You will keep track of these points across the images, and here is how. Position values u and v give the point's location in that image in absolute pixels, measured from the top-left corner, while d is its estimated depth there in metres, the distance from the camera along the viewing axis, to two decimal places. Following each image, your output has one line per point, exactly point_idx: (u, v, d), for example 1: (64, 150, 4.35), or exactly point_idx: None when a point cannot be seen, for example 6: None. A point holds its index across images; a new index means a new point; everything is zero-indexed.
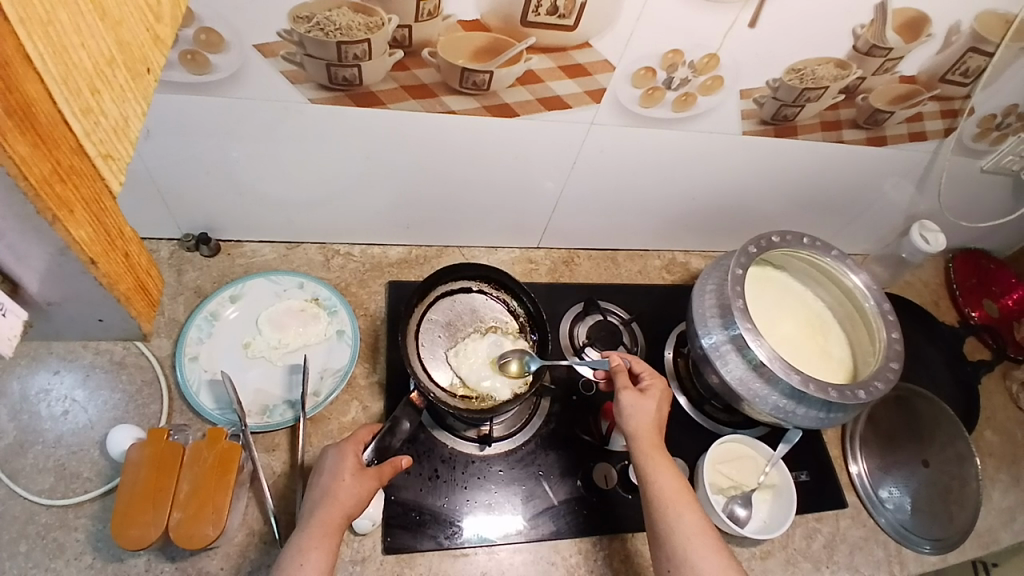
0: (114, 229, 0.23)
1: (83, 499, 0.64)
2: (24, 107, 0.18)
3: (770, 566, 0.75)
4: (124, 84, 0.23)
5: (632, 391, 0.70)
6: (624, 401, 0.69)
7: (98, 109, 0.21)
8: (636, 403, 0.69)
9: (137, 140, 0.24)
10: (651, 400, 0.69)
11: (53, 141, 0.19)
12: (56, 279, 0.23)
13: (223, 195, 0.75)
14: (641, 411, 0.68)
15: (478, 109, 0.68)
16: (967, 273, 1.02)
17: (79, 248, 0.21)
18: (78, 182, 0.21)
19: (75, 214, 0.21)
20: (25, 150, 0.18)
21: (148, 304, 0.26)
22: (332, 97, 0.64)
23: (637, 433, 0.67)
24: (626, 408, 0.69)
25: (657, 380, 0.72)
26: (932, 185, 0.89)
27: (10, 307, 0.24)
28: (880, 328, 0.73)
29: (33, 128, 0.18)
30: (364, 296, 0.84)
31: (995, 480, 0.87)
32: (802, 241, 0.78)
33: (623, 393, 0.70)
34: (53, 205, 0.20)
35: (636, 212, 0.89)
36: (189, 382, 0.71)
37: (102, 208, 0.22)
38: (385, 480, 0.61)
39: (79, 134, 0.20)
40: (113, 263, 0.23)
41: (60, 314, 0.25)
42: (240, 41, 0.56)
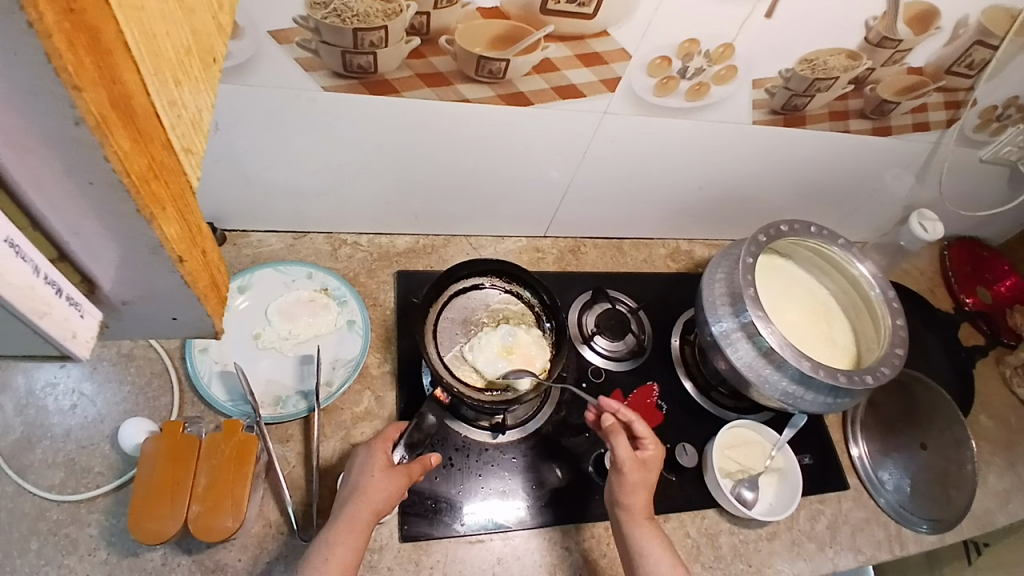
0: (195, 226, 0.24)
1: (95, 494, 0.63)
2: (123, 99, 0.18)
3: (776, 547, 0.77)
4: (197, 76, 0.23)
5: (638, 463, 0.69)
6: (619, 477, 0.68)
7: (180, 101, 0.22)
8: (633, 480, 0.68)
9: (207, 133, 0.24)
10: (653, 471, 0.69)
11: (147, 134, 0.20)
12: (131, 276, 0.23)
13: (231, 184, 0.74)
14: (644, 485, 0.68)
15: (493, 98, 0.68)
16: (961, 261, 1.05)
17: (170, 245, 0.22)
18: (166, 178, 0.21)
19: (166, 211, 0.21)
20: (126, 145, 0.19)
21: (220, 302, 0.27)
22: (346, 84, 0.63)
23: (630, 508, 0.67)
24: (622, 485, 0.68)
25: (654, 451, 0.70)
26: (932, 175, 0.91)
27: (86, 308, 0.23)
28: (884, 316, 0.75)
29: (130, 122, 0.19)
30: (373, 286, 0.83)
31: (991, 463, 0.90)
32: (809, 230, 0.79)
33: (630, 468, 0.68)
34: (149, 202, 0.20)
35: (643, 201, 0.89)
36: (199, 375, 0.70)
37: (186, 205, 0.23)
38: (414, 479, 0.61)
39: (166, 126, 0.21)
40: (195, 261, 0.24)
41: (133, 313, 0.25)
42: (255, 27, 0.55)
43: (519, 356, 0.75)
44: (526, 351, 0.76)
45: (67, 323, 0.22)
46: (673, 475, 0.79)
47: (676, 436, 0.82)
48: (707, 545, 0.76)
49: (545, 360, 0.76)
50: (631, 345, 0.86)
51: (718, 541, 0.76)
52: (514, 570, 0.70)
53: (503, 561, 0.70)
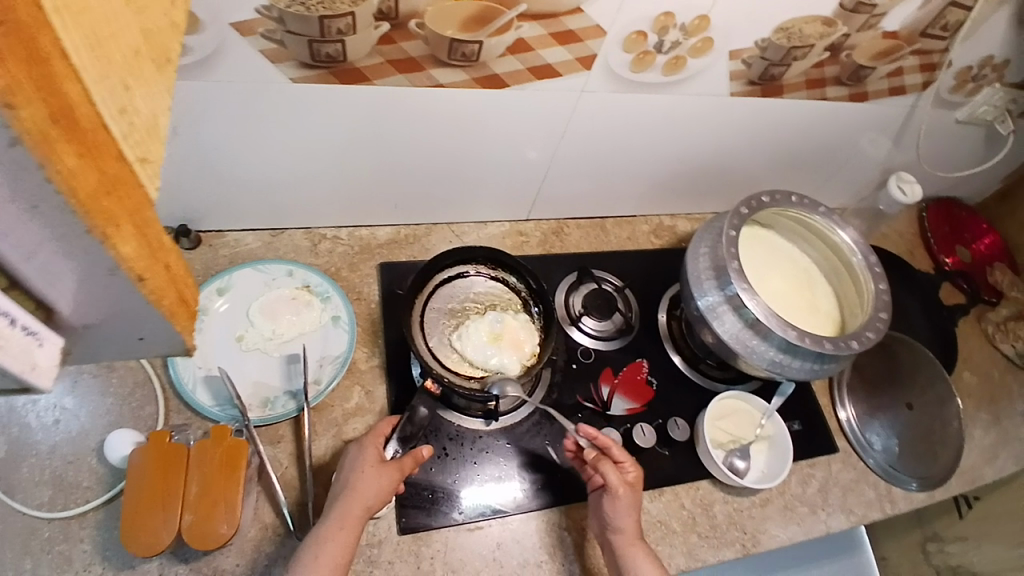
0: (157, 241, 0.22)
1: (86, 509, 0.61)
2: (65, 112, 0.17)
3: (769, 513, 0.79)
4: (149, 78, 0.22)
5: (626, 485, 0.69)
6: (613, 502, 0.68)
7: (132, 107, 0.21)
8: (627, 504, 0.68)
9: (165, 138, 0.23)
10: (638, 492, 0.70)
11: (95, 150, 0.18)
12: (91, 297, 0.22)
13: (203, 184, 0.72)
14: (633, 506, 0.69)
15: (468, 81, 0.66)
16: (940, 221, 1.06)
17: (129, 265, 0.21)
18: (121, 193, 0.20)
19: (122, 229, 0.20)
20: (71, 162, 0.17)
21: (189, 317, 0.26)
22: (315, 74, 0.61)
23: (626, 532, 0.67)
24: (618, 511, 0.68)
25: (637, 472, 0.71)
26: (908, 139, 0.91)
27: (47, 336, 0.22)
28: (868, 281, 0.76)
29: (75, 139, 0.18)
30: (356, 280, 0.82)
31: (975, 419, 0.93)
32: (790, 199, 0.79)
33: (620, 490, 0.68)
34: (102, 222, 0.19)
35: (624, 178, 0.88)
36: (183, 381, 0.68)
37: (144, 220, 0.21)
38: (407, 472, 0.61)
39: (117, 137, 0.20)
40: (158, 278, 0.23)
41: (97, 335, 0.24)
42: (216, 19, 0.53)
43: (508, 341, 0.75)
44: (514, 336, 0.75)
45: (27, 356, 0.21)
46: (667, 449, 0.80)
47: (667, 411, 0.82)
48: (703, 515, 0.77)
49: (534, 344, 0.76)
50: (618, 324, 0.86)
51: (713, 511, 0.78)
52: (515, 553, 0.70)
53: (503, 546, 0.70)
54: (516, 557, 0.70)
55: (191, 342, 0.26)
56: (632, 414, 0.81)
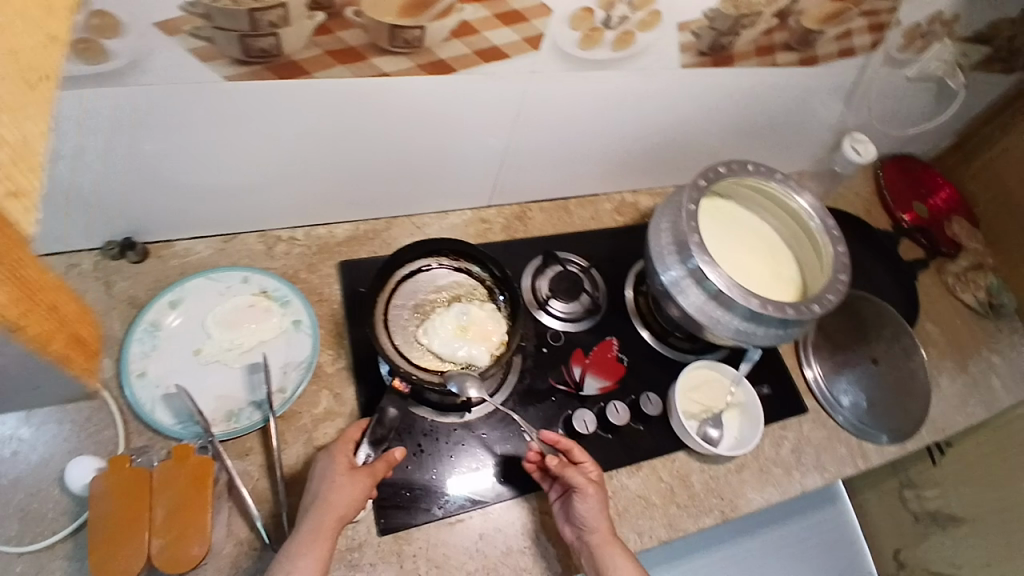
0: None
1: (55, 541, 0.60)
2: None
3: (745, 478, 0.80)
4: None
5: (593, 485, 0.69)
6: (586, 503, 0.68)
7: None
8: (598, 502, 0.69)
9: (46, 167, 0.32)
10: (604, 489, 0.71)
11: None
12: None
13: (145, 195, 0.69)
14: (603, 504, 0.69)
15: (413, 69, 0.64)
16: (896, 178, 1.07)
17: None
18: None
19: None
20: None
21: None
22: (250, 71, 0.59)
23: (604, 530, 0.67)
24: (593, 511, 0.68)
25: (597, 470, 0.72)
26: (860, 99, 0.91)
27: None
28: (825, 244, 0.77)
29: None
30: (316, 281, 0.80)
31: (941, 369, 0.95)
32: (746, 168, 0.79)
33: (588, 490, 0.68)
34: None
35: (583, 158, 0.87)
36: (141, 402, 0.67)
37: None
38: (380, 476, 0.61)
39: None
40: None
41: None
42: (137, 21, 0.51)
43: (475, 333, 0.74)
44: (481, 326, 0.74)
45: None
46: (641, 425, 0.80)
47: (640, 387, 0.83)
48: (681, 486, 0.78)
49: (501, 333, 0.75)
50: (586, 305, 0.86)
51: (690, 481, 0.79)
52: (498, 542, 0.70)
53: (486, 536, 0.70)
54: (499, 545, 0.70)
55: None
56: (606, 393, 0.81)
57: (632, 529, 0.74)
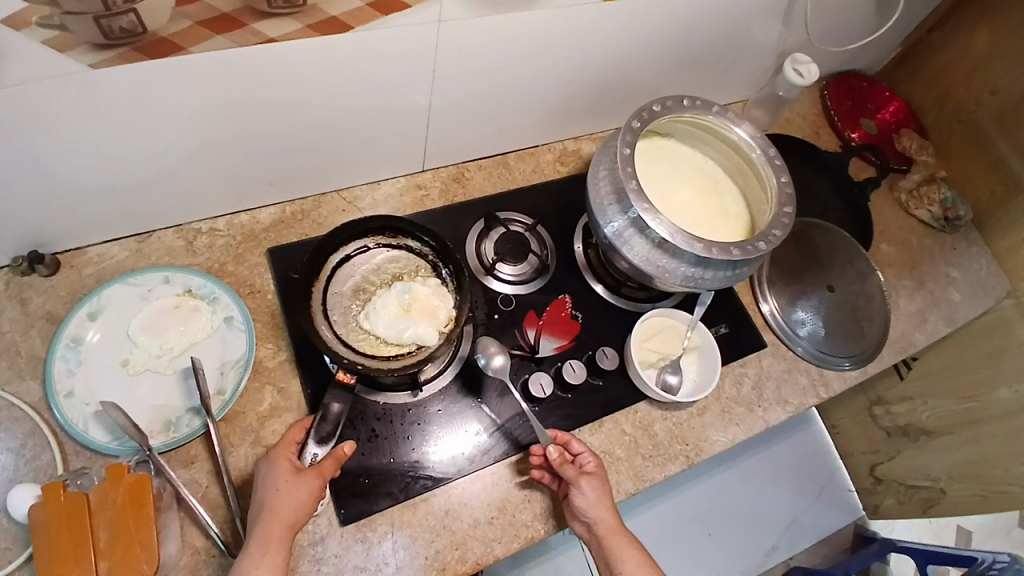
0: None
1: (8, 571, 0.59)
2: None
3: (709, 420, 0.80)
4: None
5: (588, 479, 0.68)
6: (582, 498, 0.68)
7: None
8: (595, 495, 0.68)
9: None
10: (602, 481, 0.69)
11: None
12: None
13: (41, 206, 0.64)
14: (600, 499, 0.68)
15: (303, 30, 0.58)
16: (842, 96, 1.05)
17: None
18: None
19: None
20: None
21: None
22: (116, 55, 0.53)
23: (605, 520, 0.68)
24: (590, 503, 0.67)
25: (595, 459, 0.71)
26: (797, 17, 0.86)
27: None
28: (769, 176, 0.74)
29: None
30: (245, 272, 0.76)
31: (899, 287, 0.95)
32: (682, 104, 0.74)
33: (581, 487, 0.68)
34: None
35: (514, 110, 0.82)
36: (72, 422, 0.63)
37: None
38: (326, 476, 0.60)
39: None
40: None
41: None
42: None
43: (420, 310, 0.71)
44: (426, 303, 0.71)
45: None
46: (599, 380, 0.79)
47: (596, 342, 0.81)
48: (645, 437, 0.78)
49: (448, 308, 0.72)
50: (534, 265, 0.83)
51: (653, 430, 0.78)
52: (464, 516, 0.70)
53: (451, 512, 0.70)
54: (465, 519, 0.70)
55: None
56: (561, 351, 0.79)
57: None
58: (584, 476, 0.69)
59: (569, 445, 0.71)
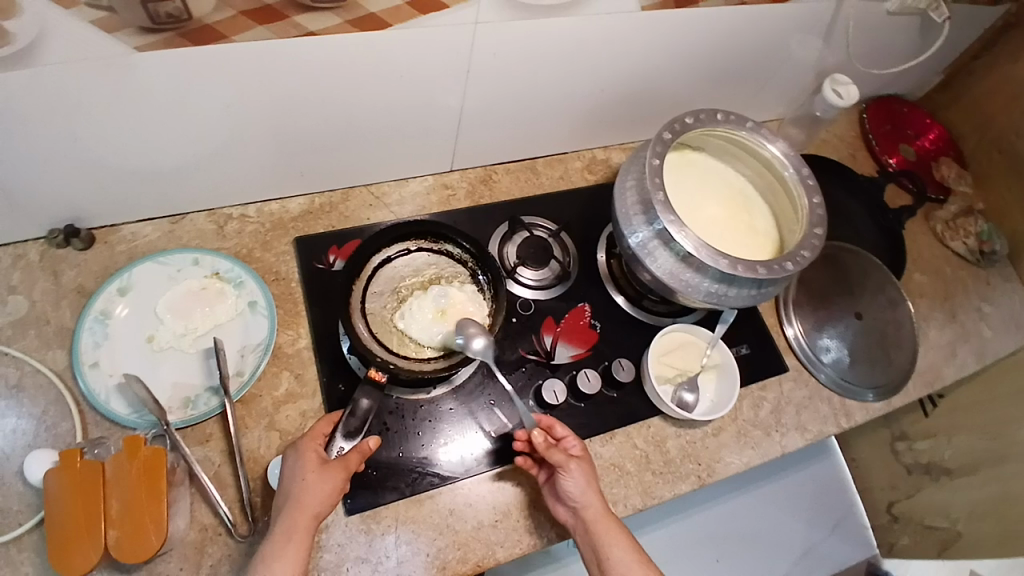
0: None
1: (20, 533, 0.60)
2: None
3: (724, 441, 0.79)
4: None
5: (574, 460, 0.67)
6: (571, 480, 0.66)
7: None
8: (584, 477, 0.67)
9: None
10: (587, 464, 0.68)
11: None
12: None
13: (79, 181, 0.66)
14: (587, 481, 0.67)
15: (342, 26, 0.60)
16: (881, 120, 1.03)
17: None
18: None
19: None
20: None
21: None
22: (161, 39, 0.54)
23: (594, 503, 0.66)
24: (579, 486, 0.66)
25: (580, 443, 0.70)
26: (839, 36, 0.85)
27: None
28: (802, 197, 0.73)
29: None
30: (271, 259, 0.77)
31: (930, 319, 0.92)
32: (716, 118, 0.74)
33: (568, 468, 0.66)
34: None
35: (544, 115, 0.82)
36: (95, 393, 0.65)
37: None
38: (351, 470, 0.61)
39: None
40: None
41: None
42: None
43: (455, 316, 0.72)
44: (462, 310, 0.72)
45: None
46: (614, 391, 0.78)
47: (613, 353, 0.80)
48: (657, 452, 0.76)
49: (483, 316, 0.73)
50: (556, 271, 0.83)
51: (666, 447, 0.77)
52: (469, 517, 0.70)
53: (456, 511, 0.69)
54: (470, 521, 0.69)
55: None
56: (578, 359, 0.79)
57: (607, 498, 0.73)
58: (568, 457, 0.67)
59: (552, 429, 0.70)
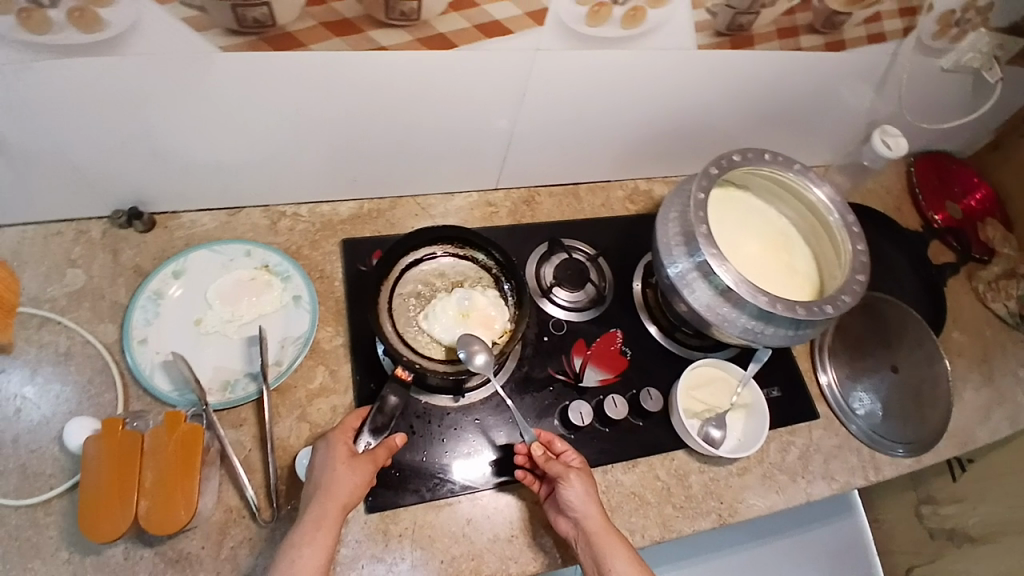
0: None
1: (51, 496, 0.62)
2: None
3: (748, 482, 0.78)
4: None
5: (573, 472, 0.68)
6: (571, 490, 0.66)
7: None
8: (584, 487, 0.67)
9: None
10: (587, 477, 0.69)
11: None
12: None
13: (150, 166, 0.70)
14: (587, 493, 0.67)
15: (411, 43, 0.63)
16: (928, 176, 1.03)
17: None
18: None
19: None
20: None
21: None
22: (244, 42, 0.58)
23: (594, 514, 0.66)
24: (579, 497, 0.66)
25: (580, 457, 0.71)
26: (891, 88, 0.86)
27: None
28: (845, 242, 0.73)
29: None
30: (318, 258, 0.80)
31: (966, 379, 0.91)
32: (763, 158, 0.75)
33: (566, 479, 0.67)
34: None
35: (592, 142, 0.85)
36: (141, 367, 0.68)
37: None
38: (380, 464, 0.63)
39: None
40: None
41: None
42: None
43: (477, 319, 0.73)
44: (483, 313, 0.73)
45: None
46: (640, 420, 0.78)
47: (642, 381, 0.80)
48: (678, 486, 0.76)
49: (505, 320, 0.74)
50: (591, 294, 0.84)
51: (689, 481, 0.76)
52: (486, 529, 0.70)
53: (473, 522, 0.70)
54: (486, 533, 0.69)
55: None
56: (606, 385, 0.79)
57: (624, 527, 0.72)
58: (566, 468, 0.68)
59: (549, 442, 0.71)
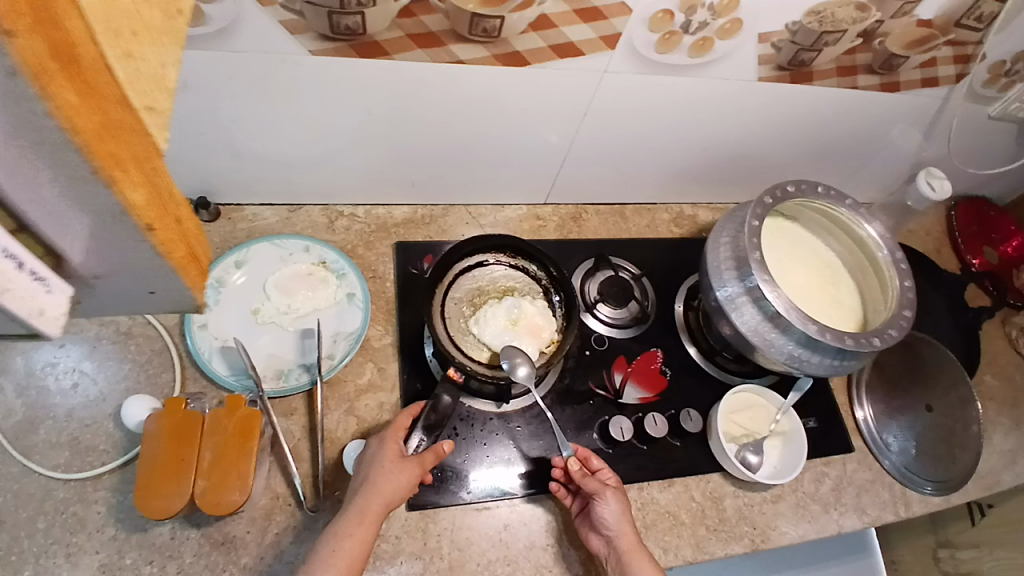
0: (163, 190, 0.26)
1: (102, 471, 0.64)
2: (69, 51, 0.20)
3: (781, 509, 0.78)
4: (158, 29, 0.26)
5: (608, 489, 0.68)
6: (606, 507, 0.67)
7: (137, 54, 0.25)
8: (618, 505, 0.68)
9: (176, 89, 0.27)
10: (622, 495, 0.69)
11: (100, 94, 0.22)
12: (99, 253, 0.27)
13: (223, 158, 0.73)
14: (621, 512, 0.67)
15: (488, 59, 0.66)
16: (968, 220, 1.04)
17: (135, 211, 0.24)
18: (127, 139, 0.24)
19: (128, 175, 0.24)
20: (72, 99, 0.20)
21: (199, 273, 0.31)
22: (334, 47, 0.61)
23: (627, 534, 0.66)
24: (613, 514, 0.67)
25: (615, 475, 0.71)
26: (939, 132, 0.89)
27: (55, 286, 0.26)
28: (893, 278, 0.74)
29: (79, 78, 0.21)
30: (371, 258, 0.82)
31: (997, 423, 0.91)
32: (816, 190, 0.77)
33: (601, 496, 0.67)
34: (108, 163, 0.22)
35: (645, 164, 0.87)
36: (200, 351, 0.70)
37: (151, 168, 0.25)
38: (426, 469, 0.64)
39: (124, 85, 0.23)
40: (168, 230, 0.27)
41: (105, 288, 0.29)
42: None
43: (526, 327, 0.74)
44: (532, 322, 0.75)
45: (33, 301, 0.25)
46: (678, 440, 0.79)
47: (680, 401, 0.82)
48: (712, 508, 0.76)
49: (553, 330, 0.75)
50: (634, 312, 0.85)
51: (722, 504, 0.77)
52: (522, 535, 0.70)
53: (509, 527, 0.70)
54: (522, 540, 0.70)
55: (198, 295, 0.31)
56: (644, 403, 0.80)
57: (658, 544, 0.72)
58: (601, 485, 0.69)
59: (585, 459, 0.72)
